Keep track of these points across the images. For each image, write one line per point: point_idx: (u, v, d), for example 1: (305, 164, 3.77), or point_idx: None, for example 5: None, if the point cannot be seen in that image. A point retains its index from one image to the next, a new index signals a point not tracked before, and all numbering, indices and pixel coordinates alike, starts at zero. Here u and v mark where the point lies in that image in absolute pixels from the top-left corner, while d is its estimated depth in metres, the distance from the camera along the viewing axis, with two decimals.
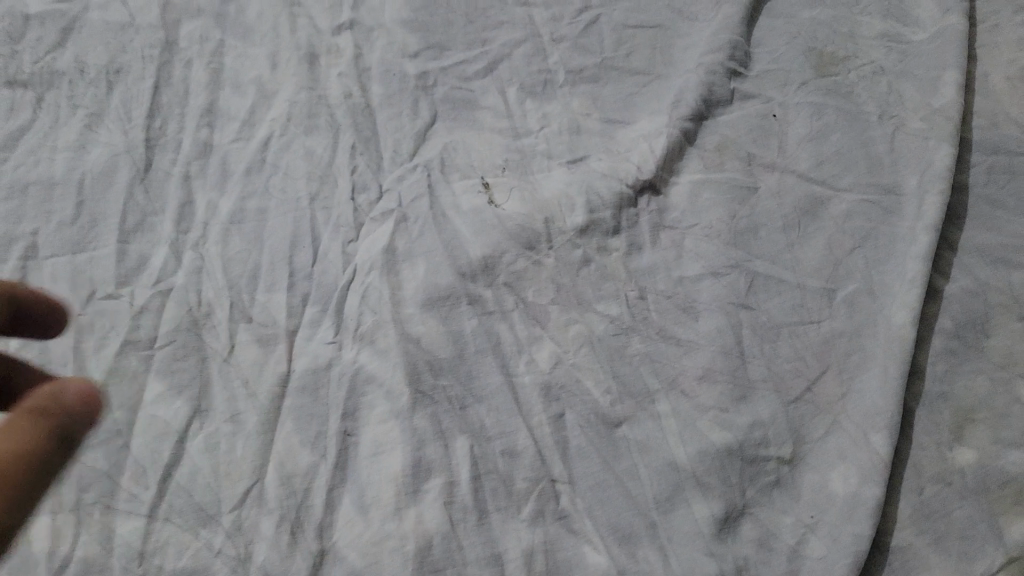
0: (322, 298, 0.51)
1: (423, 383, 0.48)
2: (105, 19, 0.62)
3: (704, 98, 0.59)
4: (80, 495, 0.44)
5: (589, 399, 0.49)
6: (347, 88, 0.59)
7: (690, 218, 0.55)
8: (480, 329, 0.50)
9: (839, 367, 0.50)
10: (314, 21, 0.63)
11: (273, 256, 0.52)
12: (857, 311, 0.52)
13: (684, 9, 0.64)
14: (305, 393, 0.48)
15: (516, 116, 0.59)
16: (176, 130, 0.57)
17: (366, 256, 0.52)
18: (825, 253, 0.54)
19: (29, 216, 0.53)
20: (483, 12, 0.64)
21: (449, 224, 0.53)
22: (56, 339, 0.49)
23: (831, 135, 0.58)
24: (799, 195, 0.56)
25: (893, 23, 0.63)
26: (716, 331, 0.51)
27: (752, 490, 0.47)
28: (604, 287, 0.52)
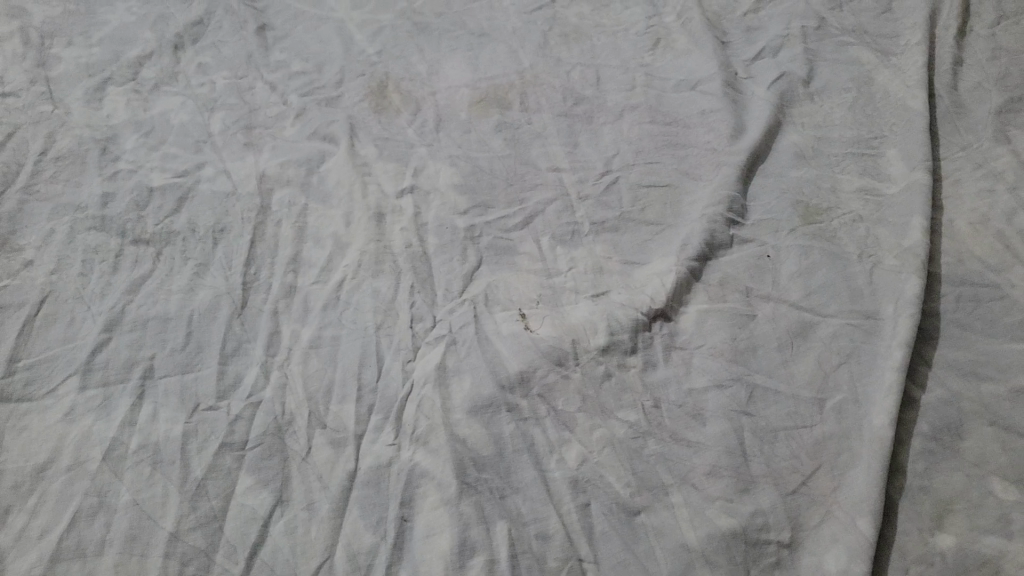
0: (385, 407, 0.61)
1: (468, 476, 0.57)
2: (213, 190, 0.76)
3: (707, 242, 0.70)
4: (182, 567, 0.53)
5: (611, 490, 0.57)
6: (408, 239, 0.72)
7: (697, 341, 0.65)
8: (517, 431, 0.59)
9: (830, 464, 0.58)
10: (381, 187, 0.76)
11: (344, 373, 0.63)
12: (844, 416, 0.60)
13: (690, 171, 0.76)
14: (370, 485, 0.57)
15: (548, 260, 0.71)
16: (267, 275, 0.69)
17: (422, 373, 0.62)
18: (815, 368, 0.62)
19: (148, 344, 0.64)
20: (521, 177, 0.77)
21: (492, 346, 0.64)
22: (167, 441, 0.59)
23: (818, 271, 0.68)
24: (790, 320, 0.65)
25: (869, 179, 0.74)
26: (721, 434, 0.59)
27: (755, 569, 0.53)
28: (623, 398, 0.61)
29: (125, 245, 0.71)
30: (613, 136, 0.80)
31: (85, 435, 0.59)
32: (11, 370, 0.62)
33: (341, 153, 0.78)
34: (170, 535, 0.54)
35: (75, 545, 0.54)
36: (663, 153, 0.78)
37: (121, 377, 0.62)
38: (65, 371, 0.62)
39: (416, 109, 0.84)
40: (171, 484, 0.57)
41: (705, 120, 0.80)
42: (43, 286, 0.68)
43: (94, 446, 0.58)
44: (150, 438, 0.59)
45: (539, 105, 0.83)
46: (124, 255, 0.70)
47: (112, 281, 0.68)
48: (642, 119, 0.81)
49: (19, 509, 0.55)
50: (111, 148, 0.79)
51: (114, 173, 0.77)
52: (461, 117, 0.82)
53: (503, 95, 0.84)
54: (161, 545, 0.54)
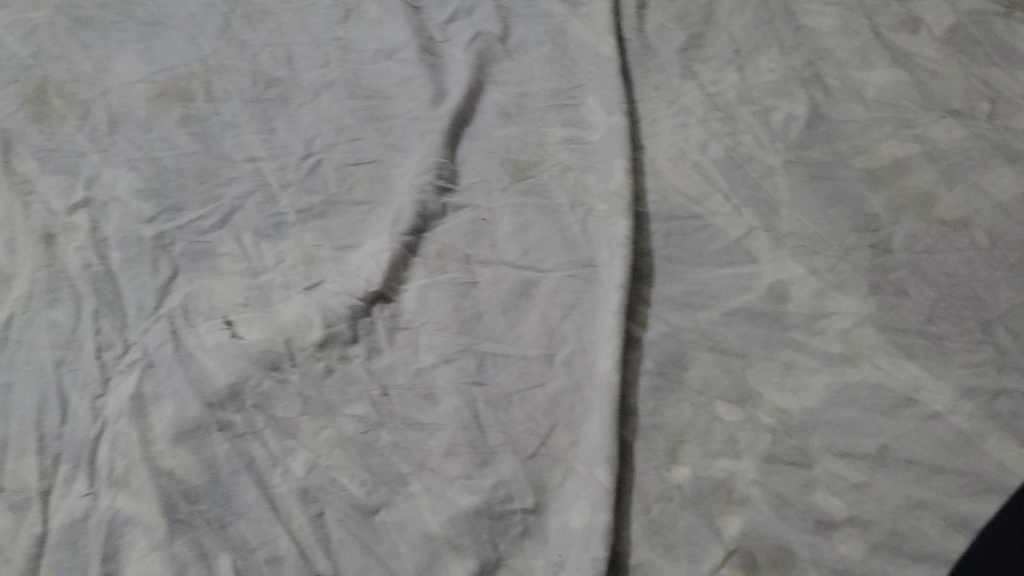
0: (74, 454, 0.53)
1: (180, 511, 0.50)
2: None
3: (419, 214, 0.66)
4: None
5: (345, 493, 0.53)
6: (87, 259, 0.63)
7: (420, 317, 0.61)
8: (233, 451, 0.53)
9: (565, 419, 0.57)
10: (49, 205, 0.66)
11: (20, 424, 0.54)
12: (573, 368, 0.59)
13: (397, 143, 0.73)
14: (64, 547, 0.49)
15: (252, 258, 0.65)
16: None
17: (115, 406, 0.55)
18: (540, 324, 0.61)
19: None
20: (214, 173, 0.70)
21: (195, 361, 0.57)
22: None
23: (533, 227, 0.67)
24: (512, 281, 0.64)
25: (573, 129, 0.74)
26: (454, 410, 0.57)
27: (503, 543, 0.51)
28: (348, 392, 0.57)
29: None
30: (312, 116, 0.75)
31: None
32: None
33: None
34: None
35: None
36: (366, 128, 0.74)
37: None
38: None
39: (84, 113, 0.74)
40: None
41: (405, 89, 0.77)
42: None
43: None
44: None
45: (226, 92, 0.76)
46: None
47: None
48: (340, 95, 0.77)
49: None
50: None
51: None
52: (138, 115, 0.74)
53: (185, 86, 0.77)
54: None
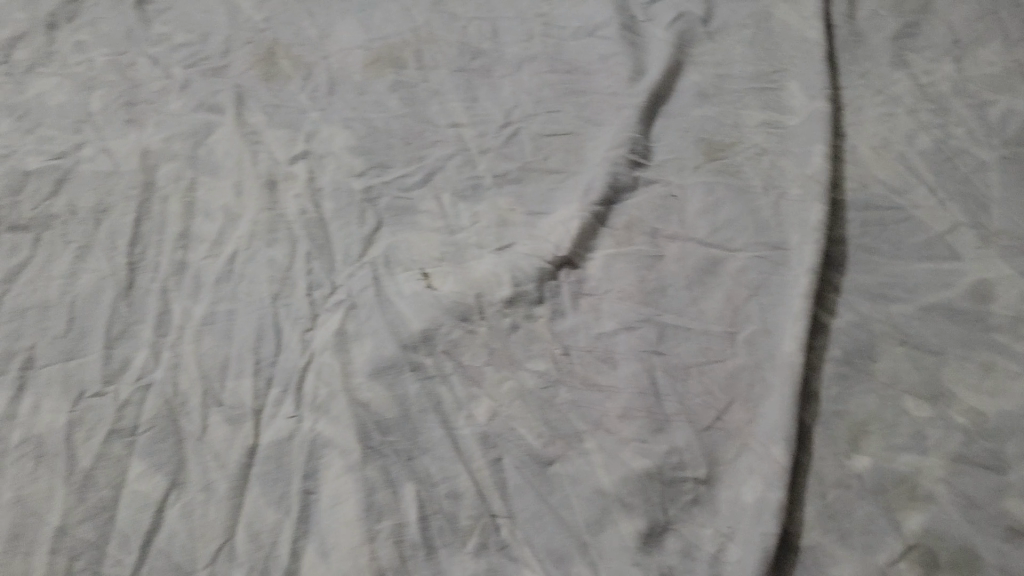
0: (285, 379, 0.58)
1: (372, 439, 0.54)
2: (95, 170, 0.72)
3: (611, 186, 0.68)
4: (72, 562, 0.50)
5: (523, 442, 0.55)
6: (303, 206, 0.68)
7: (605, 285, 0.63)
8: (423, 391, 0.57)
9: (744, 397, 0.57)
10: (274, 154, 0.72)
11: (242, 348, 0.60)
12: (756, 349, 0.59)
13: (593, 116, 0.75)
14: (270, 460, 0.54)
15: (450, 217, 0.68)
16: (155, 254, 0.66)
17: (323, 340, 0.60)
18: (725, 303, 0.61)
19: (27, 333, 0.61)
20: (419, 135, 0.74)
21: (393, 306, 0.61)
22: (51, 434, 0.55)
23: (723, 207, 0.67)
24: (698, 258, 0.64)
25: (771, 113, 0.73)
26: (633, 375, 0.58)
27: (673, 508, 0.52)
28: (532, 347, 0.60)
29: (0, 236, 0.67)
30: (513, 87, 0.78)
31: None
32: None
33: (228, 124, 0.75)
34: (57, 528, 0.51)
35: None
36: (564, 102, 0.76)
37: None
38: None
39: (306, 75, 0.80)
40: (58, 477, 0.53)
41: (605, 65, 0.79)
42: None
43: None
44: (34, 432, 0.55)
45: (436, 62, 0.81)
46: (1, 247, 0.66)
47: None
48: (541, 69, 0.79)
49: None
50: None
51: None
52: (355, 79, 0.79)
53: (397, 54, 0.82)
54: (47, 542, 0.51)
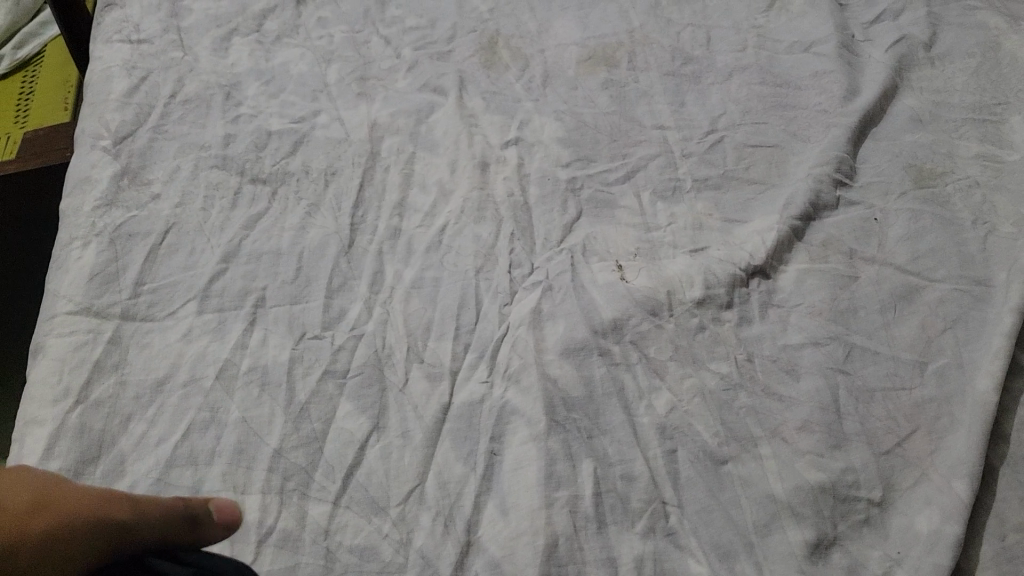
0: (481, 347, 0.63)
1: (557, 414, 0.58)
2: (328, 136, 0.79)
3: (812, 202, 0.68)
4: (284, 481, 0.56)
5: (699, 438, 0.57)
6: (511, 189, 0.73)
7: (796, 299, 0.64)
8: (608, 375, 0.60)
9: (928, 428, 0.56)
10: (488, 138, 0.77)
11: (444, 313, 0.65)
12: (946, 382, 0.58)
13: (799, 132, 0.76)
14: (462, 419, 0.59)
15: (648, 214, 0.71)
16: (374, 218, 0.72)
17: (519, 317, 0.64)
18: (918, 331, 0.61)
19: (261, 276, 0.68)
20: (625, 133, 0.77)
21: (587, 293, 0.64)
22: (275, 366, 0.62)
23: (927, 235, 0.66)
24: (895, 283, 0.64)
25: (989, 146, 0.72)
26: (815, 390, 0.59)
27: (843, 525, 0.53)
28: (716, 349, 0.61)
29: (243, 185, 0.75)
30: (721, 95, 0.80)
31: (200, 356, 0.62)
32: (136, 294, 0.66)
33: (449, 107, 0.80)
34: (274, 450, 0.58)
35: (189, 454, 0.57)
36: (771, 114, 0.77)
37: (235, 304, 0.66)
38: (186, 296, 0.66)
39: (524, 66, 0.85)
40: (278, 405, 0.60)
41: (817, 82, 0.79)
42: (167, 219, 0.72)
43: (208, 366, 0.62)
44: (260, 362, 0.62)
45: (648, 64, 0.83)
46: (243, 195, 0.74)
47: (230, 217, 0.72)
48: (751, 80, 0.80)
49: (119, 427, 0.59)
50: (234, 94, 0.83)
51: (236, 117, 0.81)
52: (569, 74, 0.83)
53: (611, 53, 0.85)
54: (265, 460, 0.57)
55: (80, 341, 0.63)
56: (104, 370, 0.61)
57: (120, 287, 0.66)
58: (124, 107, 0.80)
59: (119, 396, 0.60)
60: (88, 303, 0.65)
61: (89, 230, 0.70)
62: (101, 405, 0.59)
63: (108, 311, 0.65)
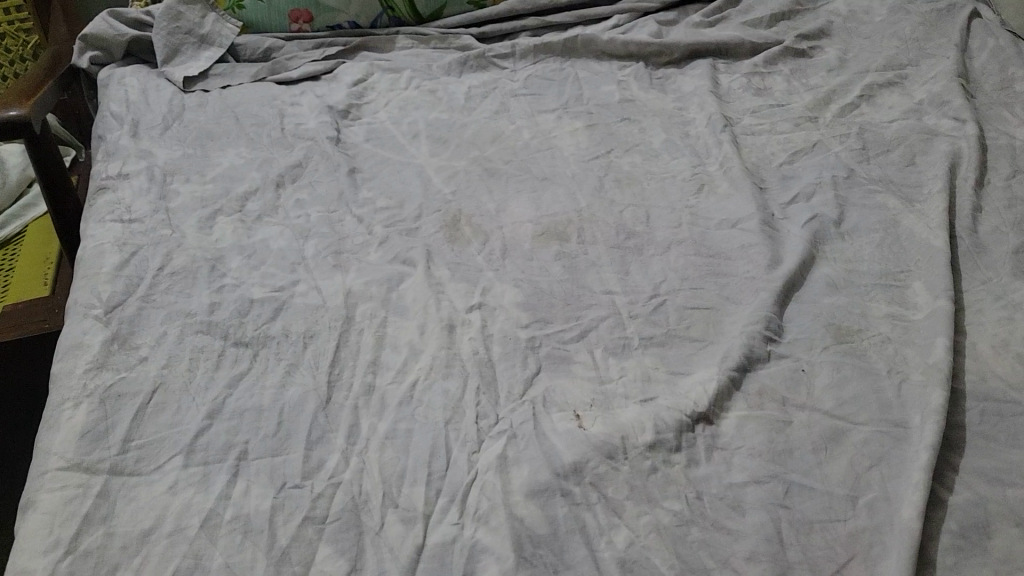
0: (451, 491, 0.67)
1: (525, 550, 0.62)
2: (306, 302, 0.86)
3: (746, 355, 0.77)
4: None
5: (656, 570, 0.62)
6: (476, 348, 0.80)
7: (737, 441, 0.70)
8: (571, 514, 0.65)
9: (863, 554, 0.62)
10: (453, 303, 0.85)
11: (417, 460, 0.70)
12: (876, 513, 0.64)
13: (732, 295, 0.85)
14: (436, 558, 0.63)
15: (601, 368, 0.78)
16: (350, 376, 0.78)
17: (486, 462, 0.69)
18: (847, 468, 0.68)
19: (244, 430, 0.72)
20: (578, 297, 0.86)
21: (549, 439, 0.70)
22: (257, 513, 0.65)
23: (849, 384, 0.74)
24: (824, 426, 0.71)
25: (897, 306, 0.82)
26: (760, 523, 0.64)
27: None
28: (668, 488, 0.67)
29: (227, 348, 0.81)
30: (661, 264, 0.89)
31: (186, 506, 0.66)
32: (125, 450, 0.70)
33: (418, 276, 0.89)
34: None
35: None
36: (706, 281, 0.87)
37: (219, 457, 0.70)
38: (172, 450, 0.70)
39: (484, 240, 0.94)
40: (259, 550, 0.63)
41: (745, 253, 0.89)
42: (156, 379, 0.77)
43: (193, 516, 0.65)
44: (243, 510, 0.66)
45: (595, 237, 0.93)
46: (227, 357, 0.80)
47: (214, 377, 0.77)
48: (687, 251, 0.91)
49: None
50: (218, 266, 0.91)
51: (220, 286, 0.88)
52: (525, 247, 0.93)
53: (562, 229, 0.95)
54: None
55: (70, 495, 0.66)
56: (93, 521, 0.64)
57: (109, 444, 0.70)
58: (115, 278, 0.87)
59: (106, 546, 0.63)
60: (79, 459, 0.69)
61: (81, 391, 0.74)
62: (89, 555, 0.62)
63: (97, 465, 0.68)
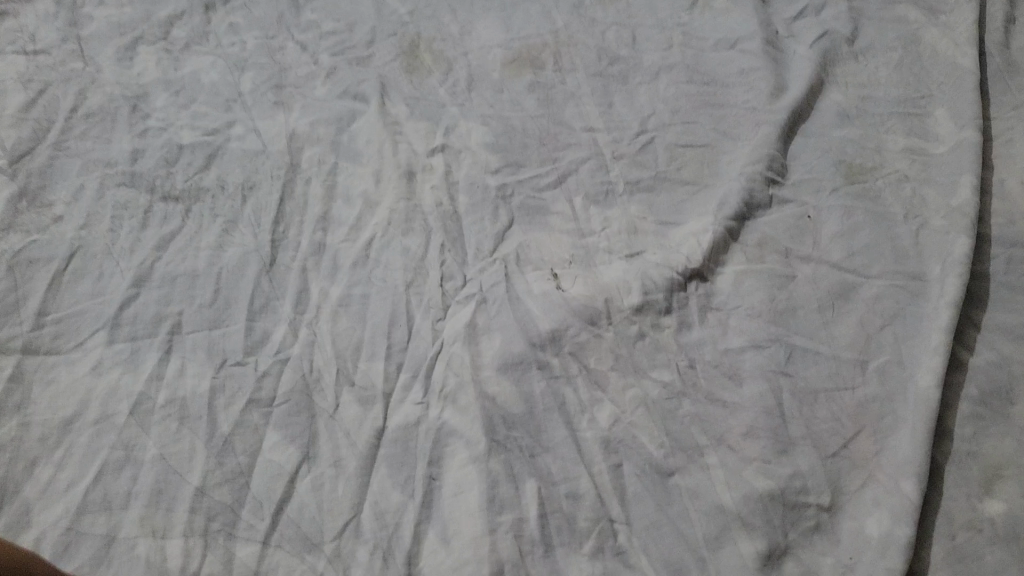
0: (414, 366, 0.60)
1: (497, 433, 0.55)
2: (243, 147, 0.75)
3: (745, 201, 0.67)
4: (208, 522, 0.52)
5: (644, 450, 0.55)
6: (438, 198, 0.70)
7: (734, 301, 0.63)
8: (548, 389, 0.57)
9: (873, 427, 0.56)
10: (412, 145, 0.74)
11: (374, 332, 0.62)
12: (888, 379, 0.58)
13: (729, 130, 0.75)
14: (397, 444, 0.56)
15: (582, 219, 0.69)
16: (296, 233, 0.69)
17: (451, 332, 0.61)
18: (857, 329, 0.60)
19: (177, 299, 0.64)
20: (555, 136, 0.75)
21: (523, 304, 0.62)
22: (193, 397, 0.58)
23: (861, 232, 0.66)
24: (832, 282, 0.63)
25: (916, 139, 0.72)
26: (759, 394, 0.57)
27: (793, 533, 0.52)
28: (657, 357, 0.59)
29: (155, 203, 0.71)
30: (649, 95, 0.78)
31: (112, 390, 0.58)
32: (39, 326, 0.61)
33: (372, 114, 0.77)
34: (196, 488, 0.54)
35: (101, 498, 0.53)
36: (701, 113, 0.76)
37: (149, 332, 0.61)
38: (94, 326, 0.62)
39: (447, 70, 0.82)
40: (198, 439, 0.56)
41: (745, 79, 0.78)
42: (72, 242, 0.67)
43: (121, 401, 0.58)
44: (177, 393, 0.58)
45: (574, 64, 0.81)
46: (155, 213, 0.70)
47: (141, 238, 0.68)
48: (679, 78, 0.79)
49: (23, 473, 0.54)
50: (141, 106, 0.79)
51: (144, 130, 0.76)
52: (494, 77, 0.81)
53: (536, 55, 0.83)
54: (186, 500, 0.53)
55: None
56: (6, 411, 0.57)
57: (21, 320, 0.61)
58: (20, 123, 0.75)
59: (22, 438, 0.56)
60: None
61: None
62: (3, 450, 0.55)
63: (8, 346, 0.60)
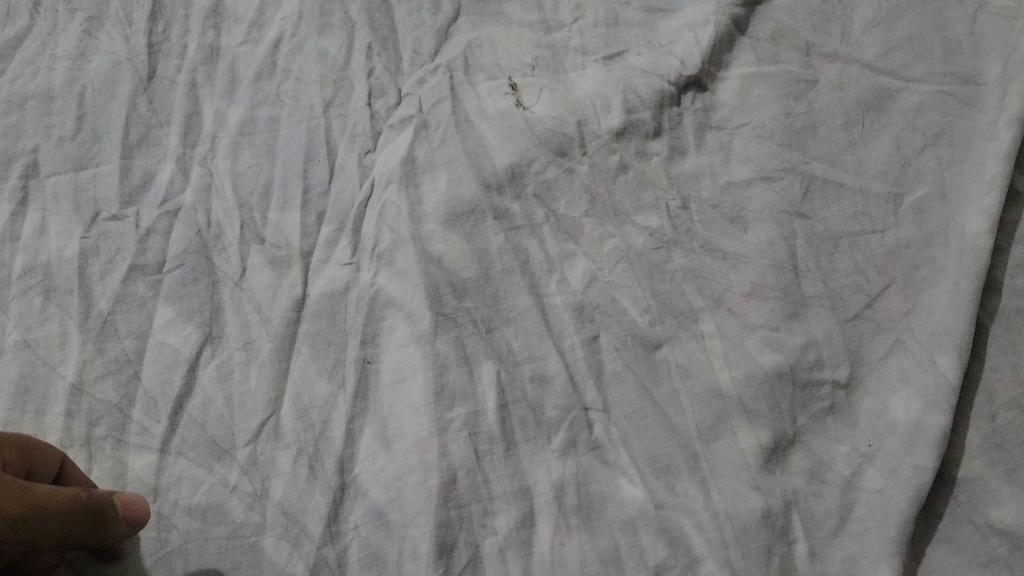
0: (338, 216, 0.48)
1: (446, 305, 0.45)
2: None
3: None
4: (90, 428, 0.42)
5: (626, 319, 0.45)
6: None
7: (740, 117, 0.50)
8: (507, 245, 0.47)
9: (904, 280, 0.45)
10: None
11: (286, 170, 0.49)
12: (926, 219, 0.46)
13: None
14: (322, 318, 0.45)
15: (547, 9, 0.55)
16: (181, 35, 0.54)
17: (384, 168, 0.49)
18: (891, 153, 0.48)
19: (29, 129, 0.50)
20: None
21: (474, 129, 0.50)
22: (60, 265, 0.46)
23: (902, 19, 0.51)
24: (862, 89, 0.50)
25: None
26: (768, 242, 0.46)
27: (804, 418, 0.42)
28: (643, 195, 0.48)
29: None
30: None
31: None
32: None
33: None
34: (72, 385, 0.43)
35: None
36: None
37: None
38: None
39: None
40: (70, 320, 0.45)
41: None
42: None
43: None
44: (40, 259, 0.46)
45: None
46: None
47: None
48: None
49: None
50: None
51: None
52: None
53: None
54: (61, 401, 0.43)
55: None
56: None
57: None
58: None
59: None
60: None
61: None
62: None
63: None
